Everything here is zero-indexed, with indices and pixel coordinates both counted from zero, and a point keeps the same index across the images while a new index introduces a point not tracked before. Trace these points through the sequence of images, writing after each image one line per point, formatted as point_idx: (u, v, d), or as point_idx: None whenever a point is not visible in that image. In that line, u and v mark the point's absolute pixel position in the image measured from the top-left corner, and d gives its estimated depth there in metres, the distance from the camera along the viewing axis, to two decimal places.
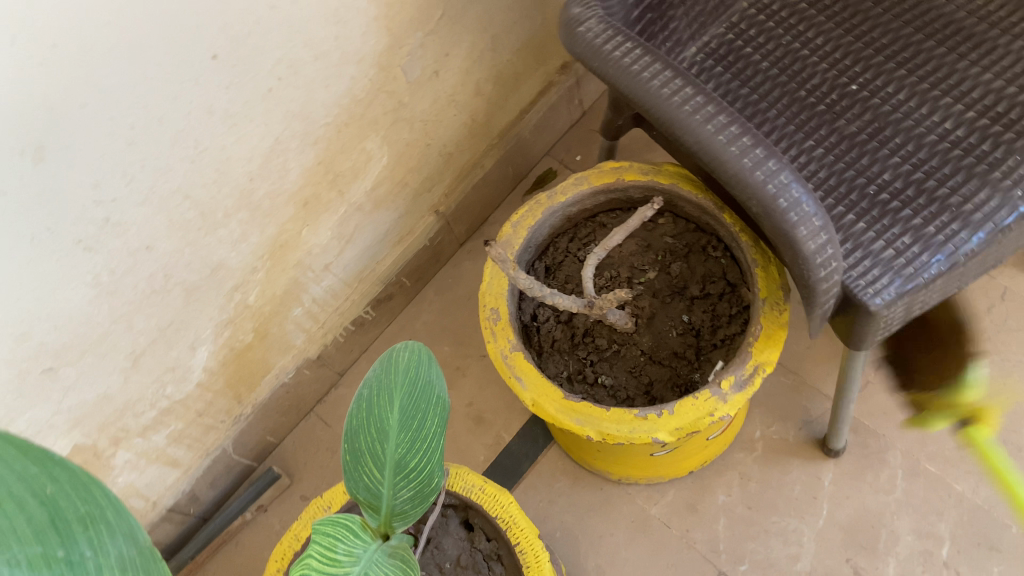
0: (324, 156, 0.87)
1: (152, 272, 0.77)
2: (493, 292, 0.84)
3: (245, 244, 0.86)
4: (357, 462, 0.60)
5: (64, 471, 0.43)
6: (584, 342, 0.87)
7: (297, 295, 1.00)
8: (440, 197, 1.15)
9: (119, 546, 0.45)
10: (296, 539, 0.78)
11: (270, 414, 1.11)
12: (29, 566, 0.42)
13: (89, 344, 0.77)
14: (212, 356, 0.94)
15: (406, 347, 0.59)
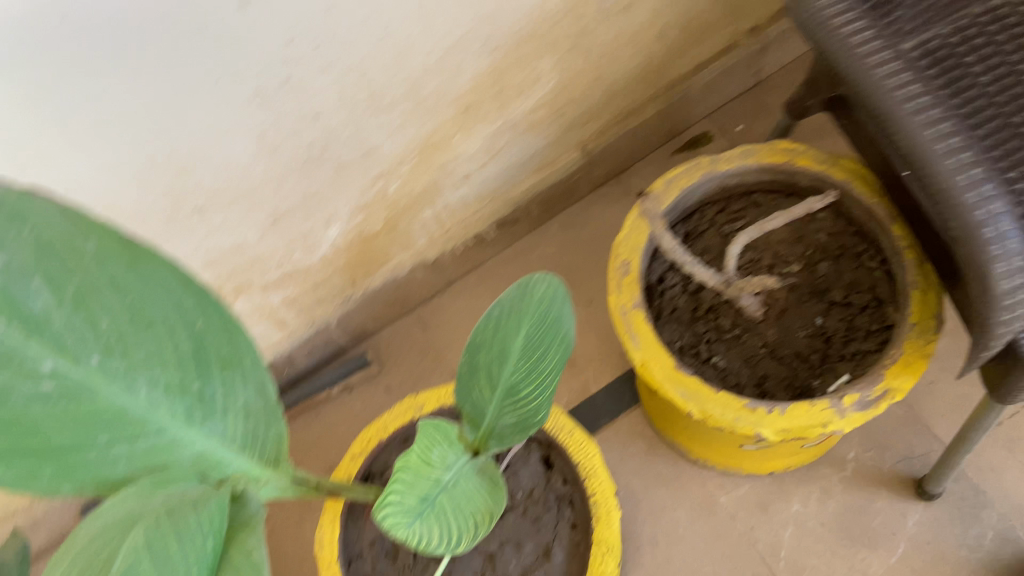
0: (498, 67, 0.86)
1: (313, 140, 0.78)
2: (629, 244, 0.81)
3: (401, 134, 0.86)
4: (471, 374, 0.60)
5: (216, 315, 0.47)
6: (706, 318, 0.84)
7: (433, 197, 1.01)
8: (591, 135, 1.12)
9: (248, 395, 0.50)
10: (384, 429, 0.81)
11: (376, 302, 1.14)
12: (166, 390, 0.46)
13: (239, 195, 0.79)
14: (342, 235, 0.97)
15: (545, 279, 0.56)
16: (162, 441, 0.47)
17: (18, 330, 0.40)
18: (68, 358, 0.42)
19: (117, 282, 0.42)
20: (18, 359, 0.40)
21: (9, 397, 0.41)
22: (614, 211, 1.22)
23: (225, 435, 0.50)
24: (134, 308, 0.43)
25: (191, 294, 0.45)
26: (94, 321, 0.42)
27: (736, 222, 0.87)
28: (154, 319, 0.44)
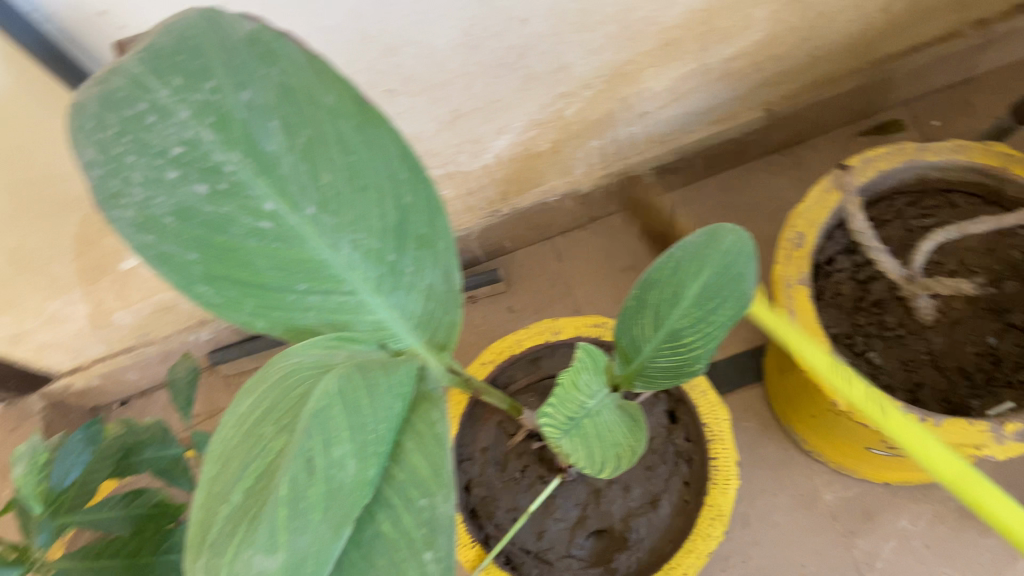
0: (712, 6, 0.83)
1: (514, 45, 0.78)
2: (809, 216, 0.78)
3: (596, 57, 0.84)
4: (637, 310, 0.60)
5: (424, 193, 0.48)
6: (870, 311, 0.82)
7: (604, 129, 0.99)
8: (778, 99, 1.07)
9: (434, 276, 0.51)
10: (516, 344, 0.81)
11: (520, 222, 1.14)
12: (365, 255, 0.48)
13: (430, 86, 0.79)
14: (509, 148, 0.96)
15: (738, 233, 0.53)
16: (348, 303, 0.49)
17: (252, 164, 0.44)
18: (286, 202, 0.45)
19: (342, 139, 0.45)
20: (245, 193, 0.44)
21: (230, 226, 0.44)
22: (777, 182, 1.17)
23: (406, 309, 0.51)
24: (351, 167, 0.45)
25: (405, 167, 0.47)
26: (315, 172, 0.45)
27: (926, 218, 0.83)
28: (367, 183, 0.46)
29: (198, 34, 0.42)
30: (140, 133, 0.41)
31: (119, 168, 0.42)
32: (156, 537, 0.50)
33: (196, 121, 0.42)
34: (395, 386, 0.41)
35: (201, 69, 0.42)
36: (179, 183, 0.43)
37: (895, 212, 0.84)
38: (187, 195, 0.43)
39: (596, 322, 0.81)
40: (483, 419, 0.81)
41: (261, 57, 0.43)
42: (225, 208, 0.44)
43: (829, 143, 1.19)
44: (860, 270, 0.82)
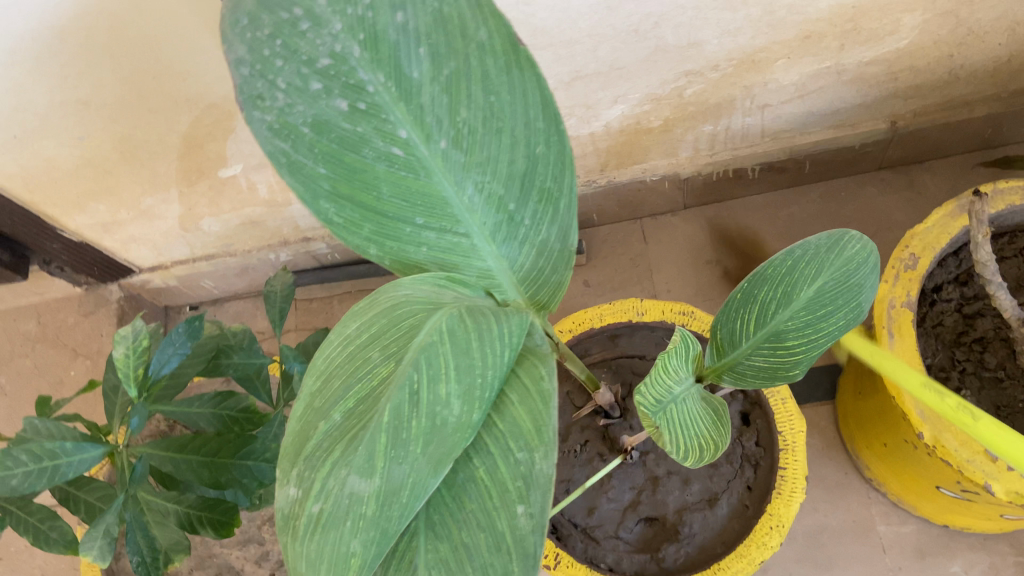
0: (864, 4, 0.78)
1: (650, 13, 0.75)
2: (927, 240, 0.75)
3: (731, 39, 0.81)
4: (742, 305, 0.57)
5: (557, 144, 0.46)
6: (970, 348, 0.78)
7: (720, 115, 0.96)
8: (906, 113, 1.02)
9: (550, 234, 0.48)
10: (598, 319, 0.79)
11: (613, 197, 1.13)
12: (487, 199, 0.46)
13: (558, 42, 0.78)
14: (620, 119, 0.94)
15: (863, 239, 0.53)
16: (462, 247, 0.47)
17: (393, 88, 0.43)
18: (420, 132, 0.44)
19: (486, 76, 0.44)
20: (382, 115, 0.43)
21: (362, 146, 0.43)
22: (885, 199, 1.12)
23: (516, 264, 0.49)
24: (491, 107, 0.44)
25: (544, 114, 0.45)
26: (453, 106, 0.44)
27: None
28: (503, 125, 0.45)
29: None
30: (292, 39, 0.42)
31: (267, 71, 0.42)
32: (235, 442, 0.53)
33: (348, 36, 0.42)
34: (506, 334, 0.39)
35: None
36: (321, 95, 0.42)
37: (1014, 250, 0.80)
38: (328, 108, 0.42)
39: (682, 310, 0.78)
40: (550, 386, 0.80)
41: None
42: (361, 128, 0.43)
43: (948, 169, 1.14)
44: (967, 304, 0.78)
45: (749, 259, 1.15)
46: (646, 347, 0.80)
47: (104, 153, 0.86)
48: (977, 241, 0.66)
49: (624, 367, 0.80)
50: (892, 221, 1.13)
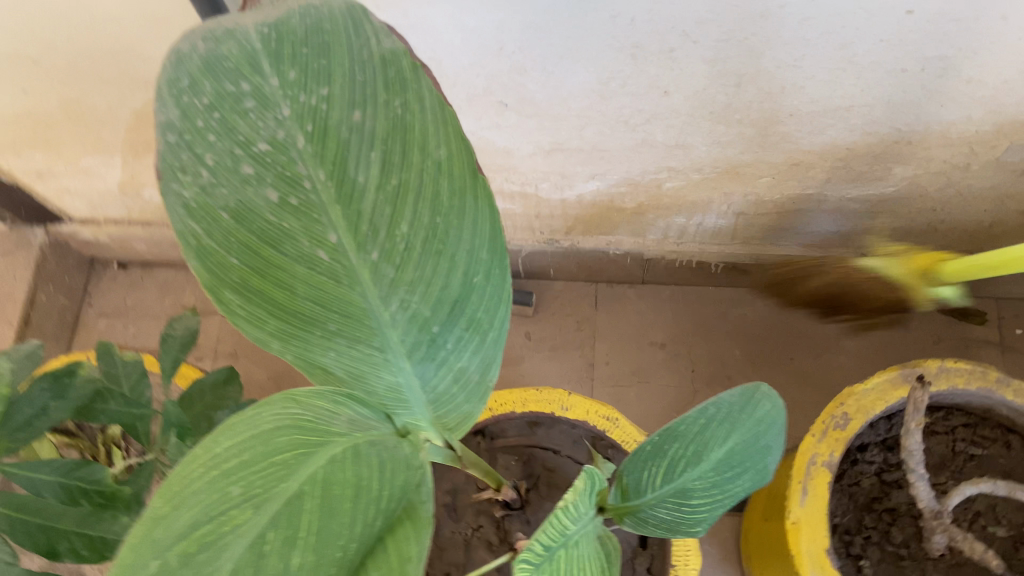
0: (859, 148, 0.76)
1: (642, 110, 0.72)
2: (862, 402, 0.74)
3: (719, 149, 0.78)
4: (649, 458, 0.52)
5: (497, 277, 0.43)
6: (880, 515, 0.77)
7: (694, 211, 0.94)
8: (877, 248, 1.01)
9: (472, 362, 0.45)
10: (523, 402, 0.76)
11: (573, 259, 1.10)
12: (410, 318, 0.42)
13: (544, 114, 0.74)
14: (594, 194, 0.91)
15: (774, 394, 0.50)
16: (374, 360, 0.43)
17: (333, 189, 0.39)
18: (352, 239, 0.40)
19: (436, 197, 0.40)
20: (315, 215, 0.39)
21: (285, 244, 0.39)
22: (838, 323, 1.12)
23: (429, 385, 0.45)
24: (435, 229, 0.41)
25: (490, 247, 0.42)
26: (395, 219, 0.40)
27: (977, 447, 0.78)
28: (444, 249, 0.41)
29: (333, 34, 0.38)
30: (232, 114, 0.37)
31: (196, 142, 0.37)
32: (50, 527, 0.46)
33: (295, 124, 0.38)
34: (384, 498, 0.36)
35: (323, 73, 0.38)
36: (251, 181, 0.38)
37: (948, 426, 0.79)
38: (255, 197, 0.38)
39: (608, 415, 0.75)
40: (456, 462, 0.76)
41: (389, 84, 0.38)
42: (287, 223, 0.39)
43: None
44: (888, 471, 0.77)
45: (692, 350, 1.14)
46: (562, 442, 0.77)
47: (46, 109, 0.80)
48: (910, 426, 0.65)
49: (535, 458, 0.77)
50: (839, 346, 1.12)
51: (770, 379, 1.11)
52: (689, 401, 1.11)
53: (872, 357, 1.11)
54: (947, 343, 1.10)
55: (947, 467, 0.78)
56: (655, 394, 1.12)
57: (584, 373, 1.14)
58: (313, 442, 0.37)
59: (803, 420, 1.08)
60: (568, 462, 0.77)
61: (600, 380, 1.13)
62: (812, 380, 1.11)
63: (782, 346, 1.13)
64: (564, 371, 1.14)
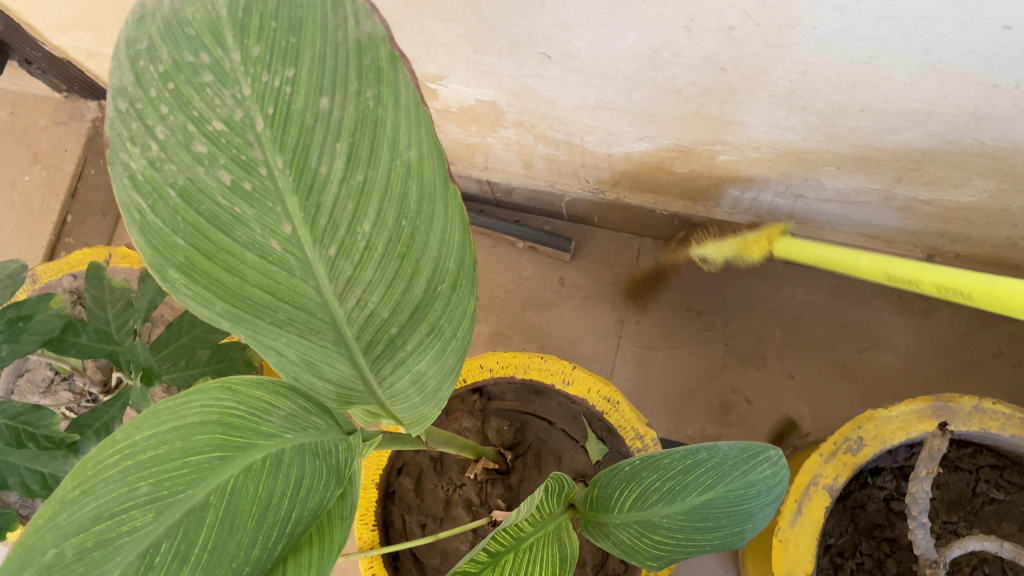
0: (937, 153, 0.67)
1: (696, 82, 0.65)
2: (881, 429, 0.68)
3: (779, 132, 0.71)
4: (626, 479, 0.51)
5: (463, 286, 0.41)
6: (878, 543, 0.73)
7: (750, 186, 0.86)
8: (948, 251, 0.91)
9: (429, 367, 0.43)
10: (524, 368, 0.74)
11: (618, 211, 1.05)
12: (367, 318, 0.41)
13: (590, 71, 0.68)
14: (642, 154, 0.85)
15: (780, 465, 0.48)
16: (329, 351, 0.42)
17: (291, 178, 0.36)
18: (309, 232, 0.37)
19: (403, 200, 0.37)
20: (270, 204, 0.36)
21: (236, 229, 0.37)
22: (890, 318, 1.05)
23: (386, 382, 0.44)
24: (399, 232, 0.38)
25: (458, 257, 0.40)
26: (357, 216, 0.37)
27: (1000, 491, 0.72)
28: (408, 254, 0.39)
29: (309, 8, 0.34)
30: (188, 87, 0.34)
31: (147, 113, 0.34)
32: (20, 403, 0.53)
33: (254, 105, 0.34)
34: (303, 490, 0.38)
35: (291, 52, 0.34)
36: (202, 162, 0.35)
37: (972, 464, 0.73)
38: (205, 178, 0.35)
39: (610, 396, 0.72)
40: (448, 417, 0.77)
41: (362, 73, 0.35)
42: (240, 209, 0.36)
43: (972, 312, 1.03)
44: (897, 499, 0.73)
45: (729, 322, 1.08)
46: (559, 417, 0.77)
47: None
48: (920, 473, 0.61)
49: (528, 426, 0.78)
50: (888, 343, 1.04)
51: (806, 365, 1.05)
52: (716, 373, 1.07)
53: (921, 362, 1.03)
54: (1008, 360, 1.01)
55: (962, 507, 0.73)
56: (682, 362, 1.08)
57: (612, 328, 1.11)
58: (234, 445, 0.37)
59: (832, 414, 1.02)
60: (560, 435, 0.77)
61: (627, 338, 1.10)
62: (849, 372, 1.04)
63: (826, 333, 1.06)
64: (592, 323, 1.11)
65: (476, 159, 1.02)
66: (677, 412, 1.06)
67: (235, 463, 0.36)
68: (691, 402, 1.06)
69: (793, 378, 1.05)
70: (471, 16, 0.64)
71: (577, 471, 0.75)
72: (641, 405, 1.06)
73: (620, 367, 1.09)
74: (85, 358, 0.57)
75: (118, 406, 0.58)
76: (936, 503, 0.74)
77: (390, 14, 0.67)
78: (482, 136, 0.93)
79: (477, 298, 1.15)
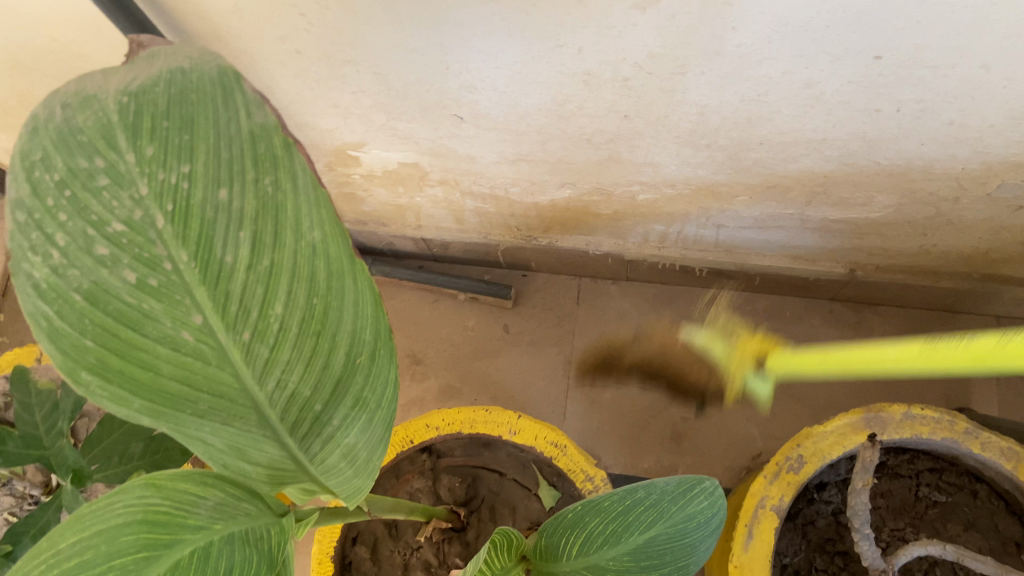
0: (838, 176, 0.71)
1: (605, 130, 0.68)
2: (819, 445, 0.70)
3: (690, 169, 0.74)
4: (569, 526, 0.51)
5: (383, 356, 0.41)
6: (832, 558, 0.74)
7: (673, 221, 0.89)
8: (868, 264, 0.95)
9: (358, 438, 0.43)
10: (471, 422, 0.74)
11: (553, 255, 1.07)
12: (288, 399, 0.41)
13: (502, 128, 0.70)
14: (567, 199, 0.88)
15: (716, 496, 0.50)
16: (254, 435, 0.41)
17: (197, 271, 0.36)
18: (221, 320, 0.38)
19: (312, 279, 0.38)
20: (177, 297, 0.37)
21: (146, 325, 0.37)
22: (826, 333, 1.08)
23: (320, 459, 0.43)
24: (312, 311, 0.39)
25: (373, 328, 0.40)
26: (268, 299, 0.38)
27: (941, 493, 0.74)
28: (324, 330, 0.39)
29: (199, 105, 0.35)
30: (85, 193, 0.35)
31: (46, 222, 0.35)
32: None
33: (153, 204, 0.35)
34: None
35: (185, 149, 0.35)
36: (107, 264, 0.36)
37: (912, 470, 0.76)
38: (110, 279, 0.36)
39: (557, 441, 0.73)
40: (399, 479, 0.76)
41: (258, 161, 0.36)
42: (148, 305, 0.37)
43: (900, 319, 1.07)
44: (845, 512, 0.75)
45: (672, 352, 1.10)
46: (509, 466, 0.77)
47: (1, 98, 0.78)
48: (856, 485, 0.63)
49: (480, 479, 0.78)
50: None
51: None
52: (665, 405, 1.08)
53: (859, 373, 1.06)
54: None
55: (907, 512, 0.75)
56: (632, 397, 1.09)
57: (560, 370, 1.12)
58: (161, 543, 0.37)
59: (782, 433, 1.04)
60: (512, 486, 0.77)
61: (576, 378, 1.11)
62: (792, 389, 1.06)
63: None
64: (540, 367, 1.13)
65: (408, 219, 1.03)
66: (632, 446, 1.07)
67: (160, 564, 0.37)
68: (644, 436, 1.07)
69: (740, 402, 1.07)
70: (380, 87, 0.65)
71: (532, 519, 0.75)
72: (596, 443, 1.07)
73: (572, 408, 1.10)
74: (13, 465, 0.56)
75: (53, 509, 0.57)
76: (882, 511, 0.75)
77: (302, 91, 0.68)
78: (410, 196, 0.94)
79: (424, 354, 1.16)
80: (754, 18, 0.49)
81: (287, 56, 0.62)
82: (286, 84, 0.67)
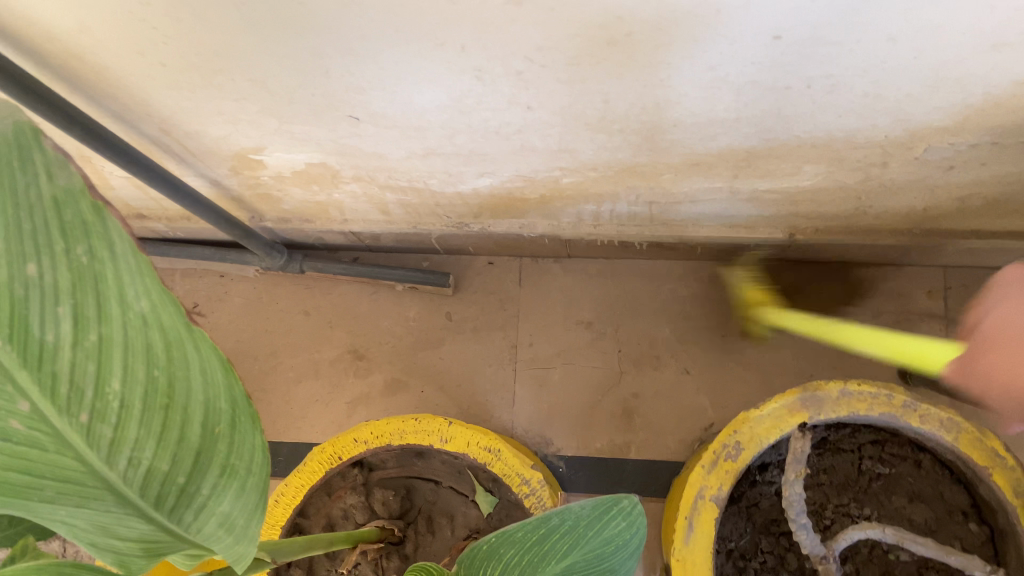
0: (761, 150, 0.68)
1: (511, 121, 0.64)
2: (756, 429, 0.68)
3: (608, 153, 0.70)
4: (484, 559, 0.48)
5: (245, 423, 0.38)
6: (777, 538, 0.73)
7: (603, 200, 0.86)
8: (807, 228, 0.93)
9: (232, 509, 0.40)
10: (401, 432, 0.71)
11: (488, 239, 1.04)
12: (145, 474, 0.37)
13: (403, 125, 0.66)
14: (490, 187, 0.84)
15: (634, 516, 0.47)
16: (116, 514, 0.38)
17: (16, 354, 0.32)
18: (52, 404, 0.34)
19: (150, 351, 0.35)
20: None
21: None
22: None
23: (193, 531, 0.40)
24: (155, 383, 0.36)
25: (228, 395, 0.37)
26: (103, 376, 0.34)
27: (884, 466, 0.74)
28: (173, 402, 0.36)
29: None
30: None
31: None
32: None
33: None
34: None
35: None
36: None
37: (854, 444, 0.74)
38: None
39: (490, 445, 0.70)
40: (331, 496, 0.73)
41: (66, 232, 0.32)
42: None
43: (847, 277, 1.05)
44: None
45: (619, 328, 1.08)
46: (444, 474, 0.75)
47: None
48: (790, 476, 0.62)
49: (415, 490, 0.76)
50: None
51: (699, 359, 1.06)
52: (615, 382, 1.06)
53: (807, 335, 1.04)
54: (887, 318, 1.03)
55: (850, 488, 0.74)
56: (580, 377, 1.07)
57: (506, 355, 1.09)
58: None
59: (733, 402, 1.03)
60: (449, 494, 0.76)
61: (523, 362, 1.09)
62: (741, 357, 1.05)
63: (713, 321, 1.07)
64: (487, 353, 1.10)
65: (333, 215, 0.99)
66: (584, 427, 1.05)
67: None
68: (595, 415, 1.05)
69: (689, 373, 1.05)
70: (262, 93, 0.61)
71: (472, 526, 0.74)
72: (547, 426, 1.05)
73: (520, 393, 1.07)
74: None
75: None
76: (825, 488, 0.74)
77: (181, 102, 0.63)
78: (329, 194, 0.90)
79: (367, 348, 1.13)
80: (638, 5, 0.45)
81: (152, 69, 0.57)
82: (162, 96, 0.62)
